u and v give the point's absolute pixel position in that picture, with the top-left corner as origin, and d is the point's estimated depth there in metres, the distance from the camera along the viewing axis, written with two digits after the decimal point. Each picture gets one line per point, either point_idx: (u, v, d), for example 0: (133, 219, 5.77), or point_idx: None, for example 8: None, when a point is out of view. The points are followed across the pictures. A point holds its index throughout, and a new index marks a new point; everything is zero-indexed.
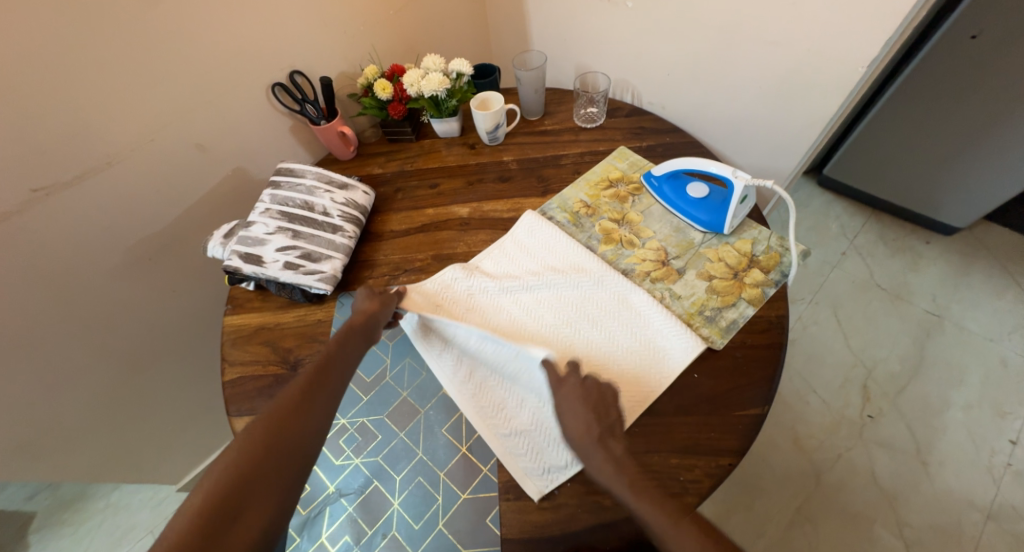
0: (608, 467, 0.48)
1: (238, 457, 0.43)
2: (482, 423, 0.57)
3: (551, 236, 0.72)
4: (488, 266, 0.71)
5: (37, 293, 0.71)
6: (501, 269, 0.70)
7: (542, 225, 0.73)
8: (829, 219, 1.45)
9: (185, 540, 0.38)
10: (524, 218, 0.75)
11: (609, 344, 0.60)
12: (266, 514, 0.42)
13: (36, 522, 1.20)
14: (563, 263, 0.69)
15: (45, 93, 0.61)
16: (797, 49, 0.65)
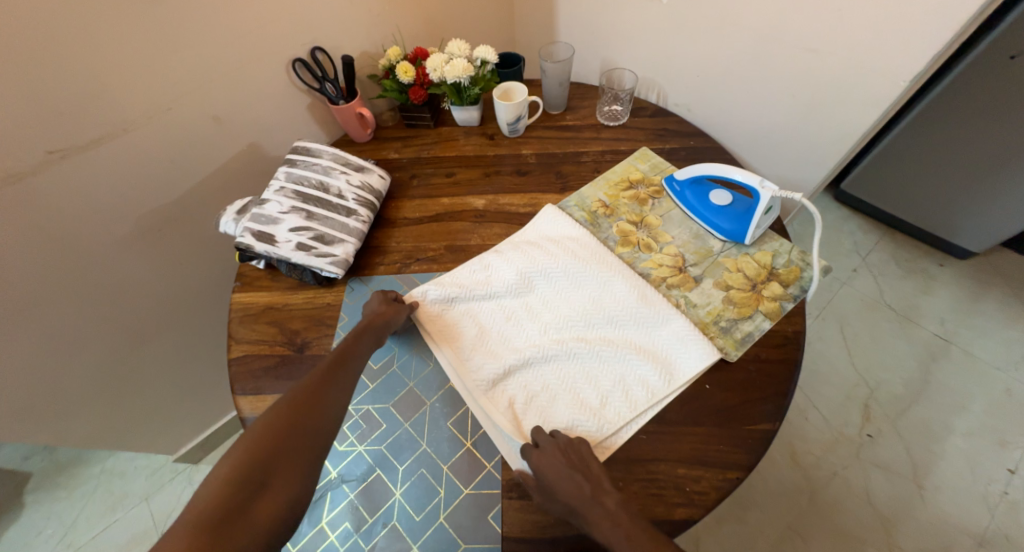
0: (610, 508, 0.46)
1: (259, 436, 0.44)
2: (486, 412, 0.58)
3: (571, 230, 0.71)
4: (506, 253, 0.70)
5: (46, 258, 0.71)
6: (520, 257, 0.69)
7: (562, 218, 0.72)
8: (843, 235, 1.43)
9: (205, 513, 0.38)
10: (545, 211, 0.73)
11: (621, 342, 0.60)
12: (285, 491, 0.42)
13: (33, 483, 1.21)
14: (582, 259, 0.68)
15: (63, 54, 0.60)
16: (836, 60, 0.63)
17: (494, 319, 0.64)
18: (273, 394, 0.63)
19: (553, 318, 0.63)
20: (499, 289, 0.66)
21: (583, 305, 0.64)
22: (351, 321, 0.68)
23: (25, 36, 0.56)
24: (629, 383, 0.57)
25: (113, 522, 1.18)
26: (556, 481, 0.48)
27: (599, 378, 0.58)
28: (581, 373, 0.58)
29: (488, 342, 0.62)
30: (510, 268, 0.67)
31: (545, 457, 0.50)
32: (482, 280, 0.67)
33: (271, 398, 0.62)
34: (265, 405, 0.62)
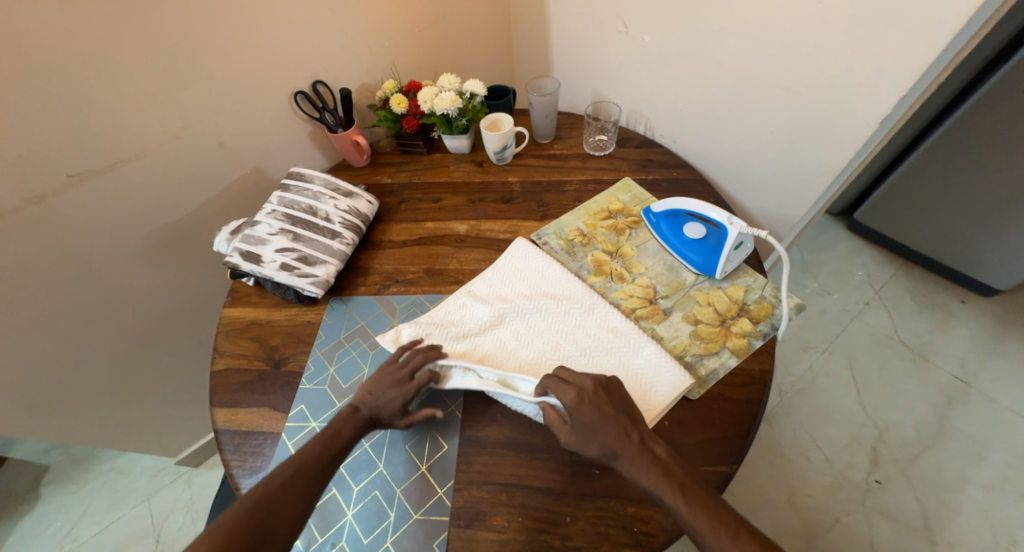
0: (661, 453, 0.49)
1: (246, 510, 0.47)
2: None
3: (542, 263, 0.71)
4: (480, 288, 0.71)
5: (64, 269, 0.77)
6: (493, 292, 0.70)
7: (533, 251, 0.73)
8: (856, 266, 1.38)
9: None
10: (516, 244, 0.74)
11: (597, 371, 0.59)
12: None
13: (48, 476, 1.29)
14: (555, 291, 0.68)
15: (85, 87, 0.67)
16: (812, 97, 0.63)
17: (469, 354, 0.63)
18: (246, 407, 0.65)
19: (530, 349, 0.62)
20: (473, 328, 0.65)
21: (560, 335, 0.63)
22: (327, 339, 0.70)
23: (53, 75, 0.63)
24: None
25: (115, 519, 1.23)
26: (599, 427, 0.50)
27: None
28: None
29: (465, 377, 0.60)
30: (483, 306, 0.67)
31: (589, 400, 0.52)
32: (456, 320, 0.67)
33: (244, 411, 0.65)
34: (237, 417, 0.64)
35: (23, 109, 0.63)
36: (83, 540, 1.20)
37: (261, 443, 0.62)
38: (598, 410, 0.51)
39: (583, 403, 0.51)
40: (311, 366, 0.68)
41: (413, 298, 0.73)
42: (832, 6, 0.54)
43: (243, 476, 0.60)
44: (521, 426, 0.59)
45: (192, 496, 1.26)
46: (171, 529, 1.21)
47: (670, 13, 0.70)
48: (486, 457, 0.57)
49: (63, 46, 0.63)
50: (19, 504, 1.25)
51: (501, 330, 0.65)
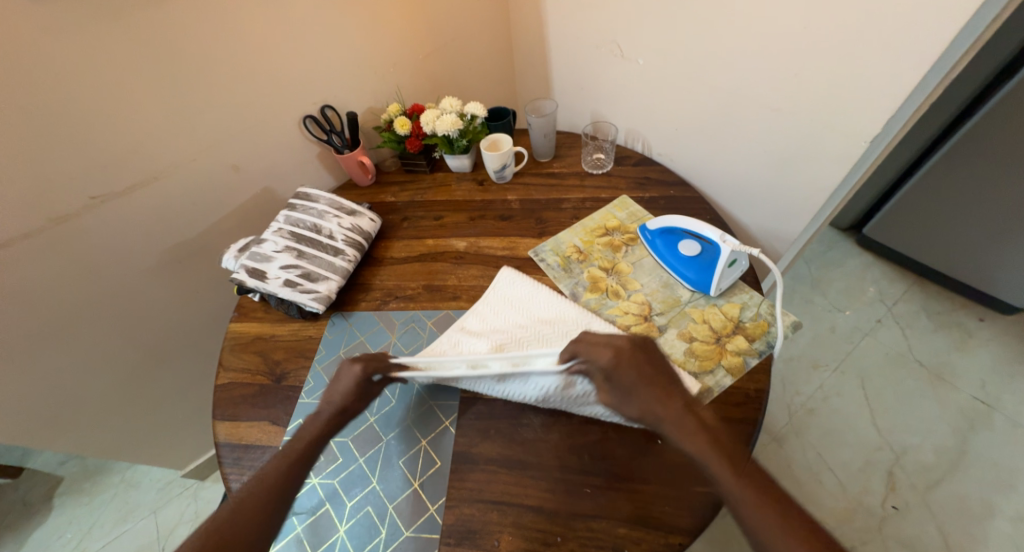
0: (710, 419, 0.50)
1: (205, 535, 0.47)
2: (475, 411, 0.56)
3: (529, 289, 0.70)
4: (472, 323, 0.68)
5: (82, 286, 0.81)
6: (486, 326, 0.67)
7: (519, 279, 0.72)
8: (867, 283, 1.35)
9: None
10: (501, 274, 0.74)
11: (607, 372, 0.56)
12: None
13: (63, 486, 1.32)
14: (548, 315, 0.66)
15: (106, 114, 0.71)
16: (802, 117, 0.63)
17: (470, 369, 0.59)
18: (247, 421, 0.67)
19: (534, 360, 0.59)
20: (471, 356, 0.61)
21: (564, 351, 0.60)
22: (327, 354, 0.72)
23: (79, 103, 0.68)
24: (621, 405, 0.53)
25: (123, 531, 1.25)
26: (638, 389, 0.52)
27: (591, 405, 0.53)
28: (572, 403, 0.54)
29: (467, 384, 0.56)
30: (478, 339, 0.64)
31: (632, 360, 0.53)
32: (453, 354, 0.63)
33: (244, 424, 0.66)
34: (238, 430, 0.66)
35: (51, 135, 0.68)
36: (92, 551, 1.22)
37: (259, 457, 0.63)
38: (636, 374, 0.52)
39: (617, 370, 0.53)
40: (310, 381, 0.69)
41: (411, 314, 0.74)
42: (817, 29, 0.55)
43: None
44: (513, 443, 0.59)
45: (198, 509, 1.27)
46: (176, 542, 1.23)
47: (663, 37, 0.72)
48: (478, 474, 0.57)
49: (88, 78, 0.67)
50: (34, 513, 1.28)
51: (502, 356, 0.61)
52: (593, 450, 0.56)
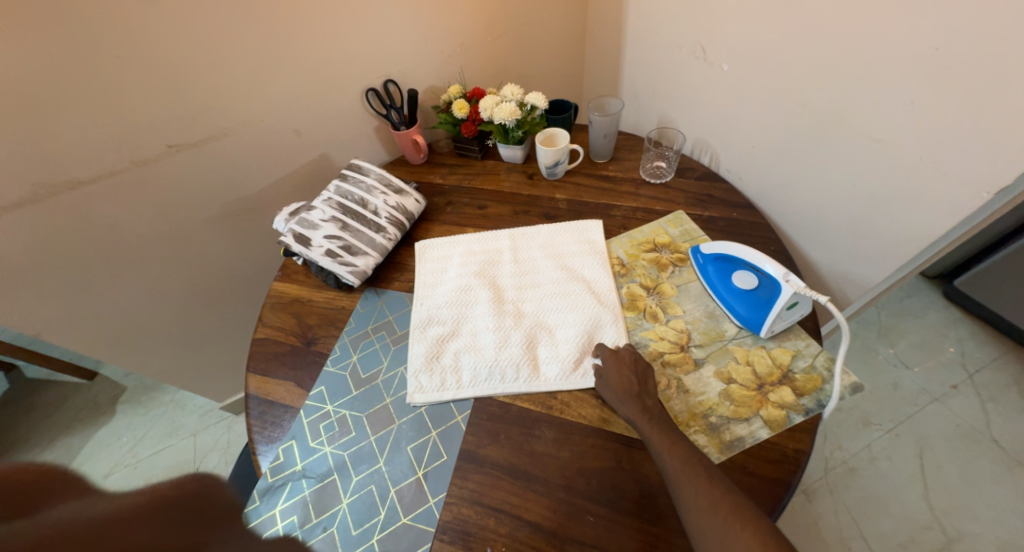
0: (651, 407, 0.53)
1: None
2: (476, 324, 0.67)
3: (441, 263, 0.77)
4: (428, 296, 0.72)
5: (156, 229, 0.86)
6: (440, 298, 0.71)
7: (434, 254, 0.78)
8: (947, 339, 1.25)
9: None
10: (421, 246, 0.80)
11: (552, 299, 0.69)
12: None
13: (125, 396, 1.47)
14: (486, 272, 0.74)
15: (193, 69, 0.74)
16: (908, 153, 0.56)
17: (459, 337, 0.66)
18: (276, 379, 0.68)
19: (544, 307, 0.68)
20: (460, 327, 0.67)
21: (531, 274, 0.73)
22: (356, 327, 0.72)
23: (172, 56, 0.71)
24: (574, 319, 0.66)
25: (166, 447, 1.37)
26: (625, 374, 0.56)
27: (557, 335, 0.65)
28: (546, 330, 0.65)
29: (478, 342, 0.65)
30: (445, 312, 0.69)
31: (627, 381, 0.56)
32: (438, 316, 0.69)
33: (273, 382, 0.67)
34: (266, 386, 0.67)
35: (142, 84, 0.71)
36: (140, 458, 1.35)
37: (282, 415, 0.64)
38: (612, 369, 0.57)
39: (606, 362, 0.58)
40: (337, 350, 0.70)
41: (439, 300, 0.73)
42: (953, 54, 0.47)
43: (261, 442, 0.62)
44: (521, 452, 0.56)
45: (230, 440, 1.38)
46: (208, 467, 1.33)
47: (758, 42, 0.66)
48: (481, 477, 0.54)
49: (181, 32, 0.70)
50: (98, 416, 1.43)
51: (473, 321, 0.68)
52: (603, 477, 0.53)
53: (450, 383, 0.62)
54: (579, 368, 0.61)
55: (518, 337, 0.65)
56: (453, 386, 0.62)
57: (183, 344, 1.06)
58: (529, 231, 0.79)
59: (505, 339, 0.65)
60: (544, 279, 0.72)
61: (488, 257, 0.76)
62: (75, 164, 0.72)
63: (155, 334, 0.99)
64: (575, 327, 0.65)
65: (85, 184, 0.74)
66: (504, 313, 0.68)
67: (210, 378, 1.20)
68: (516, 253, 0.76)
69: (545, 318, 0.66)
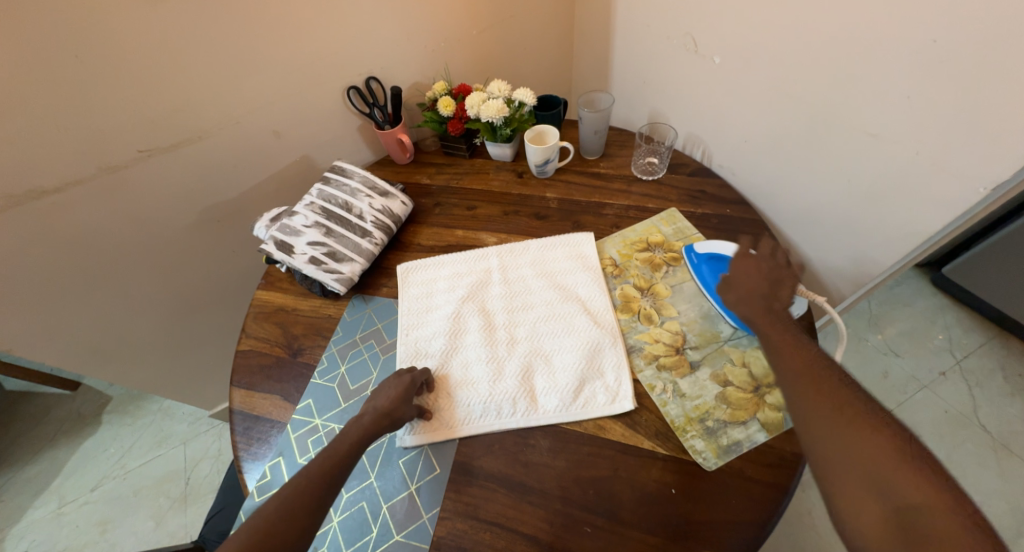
0: None
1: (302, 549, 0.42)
2: (467, 355, 0.63)
3: (425, 290, 0.72)
4: (414, 326, 0.68)
5: (131, 237, 0.82)
6: (427, 329, 0.67)
7: (416, 279, 0.73)
8: (936, 327, 1.26)
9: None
10: (402, 273, 0.75)
11: (546, 323, 0.65)
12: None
13: (110, 405, 1.44)
14: (475, 295, 0.70)
15: (161, 70, 0.70)
16: (904, 147, 0.54)
17: (450, 371, 0.62)
18: (262, 392, 0.66)
19: (539, 332, 0.64)
20: (449, 359, 0.63)
21: (522, 296, 0.69)
22: (344, 336, 0.70)
23: (138, 55, 0.67)
24: (573, 345, 0.62)
25: (155, 457, 1.34)
26: None
27: (556, 363, 0.61)
28: (543, 359, 0.61)
29: (471, 374, 0.61)
30: (433, 343, 0.65)
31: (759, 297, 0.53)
32: (425, 349, 0.65)
33: (258, 396, 0.65)
34: (252, 401, 0.65)
35: (107, 87, 0.67)
36: (128, 469, 1.32)
37: (268, 430, 0.62)
38: None
39: None
40: (325, 361, 0.68)
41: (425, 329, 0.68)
42: (952, 47, 0.46)
43: (247, 459, 0.60)
44: (516, 462, 0.54)
45: (221, 448, 1.35)
46: (199, 475, 1.30)
47: (750, 34, 0.64)
48: (476, 490, 0.53)
49: (144, 30, 0.66)
50: (84, 427, 1.40)
51: (464, 351, 0.63)
52: (599, 486, 0.51)
53: (443, 422, 0.58)
54: (581, 398, 0.58)
55: (514, 369, 0.61)
56: (448, 426, 0.58)
57: (167, 353, 1.03)
58: (517, 248, 0.75)
59: (500, 372, 0.61)
60: (537, 300, 0.68)
61: (476, 279, 0.72)
62: (39, 172, 0.68)
63: (137, 344, 0.96)
64: (574, 352, 0.61)
65: (52, 193, 0.71)
66: (497, 342, 0.64)
67: (197, 386, 1.17)
68: (505, 273, 0.72)
69: (541, 344, 0.63)
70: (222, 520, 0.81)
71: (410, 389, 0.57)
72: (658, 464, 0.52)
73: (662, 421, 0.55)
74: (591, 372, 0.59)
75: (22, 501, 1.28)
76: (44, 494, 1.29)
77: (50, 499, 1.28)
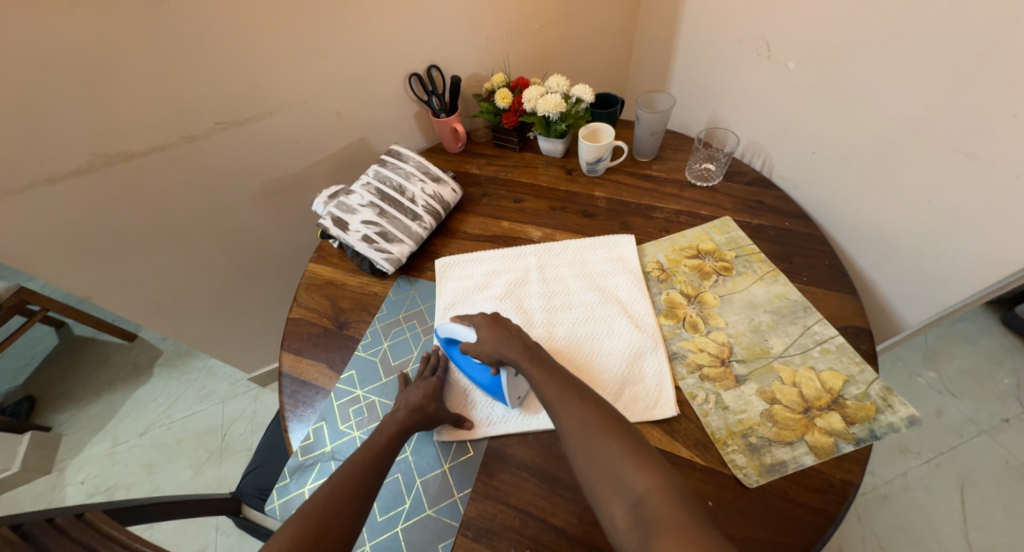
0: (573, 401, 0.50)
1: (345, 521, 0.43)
2: None
3: (460, 285, 0.72)
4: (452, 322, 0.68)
5: (201, 203, 0.88)
6: None
7: (452, 273, 0.74)
8: (1001, 370, 1.17)
9: None
10: (439, 267, 0.75)
11: (583, 325, 0.64)
12: None
13: (161, 358, 1.54)
14: (511, 293, 0.70)
15: (245, 47, 0.74)
16: (1002, 170, 0.50)
17: None
18: (309, 359, 0.69)
19: (578, 332, 0.64)
20: None
21: (560, 295, 0.69)
22: (388, 314, 0.72)
23: (227, 32, 0.71)
24: (612, 348, 0.61)
25: (197, 411, 1.43)
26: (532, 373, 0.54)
27: (595, 365, 0.60)
28: (580, 360, 0.61)
29: None
30: None
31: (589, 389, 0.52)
32: None
33: (306, 362, 0.68)
34: (299, 366, 0.68)
35: (195, 61, 0.72)
36: (173, 420, 1.41)
37: (313, 396, 0.65)
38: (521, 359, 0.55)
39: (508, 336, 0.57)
40: (368, 336, 0.70)
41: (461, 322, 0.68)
42: None
43: (292, 421, 0.63)
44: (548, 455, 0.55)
45: (257, 411, 1.42)
46: (235, 434, 1.38)
47: (834, 39, 0.61)
48: (508, 477, 0.54)
49: (234, 8, 0.70)
50: (138, 376, 1.51)
51: None
52: None
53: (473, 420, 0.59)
54: (621, 402, 0.57)
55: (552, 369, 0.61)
56: (480, 423, 0.58)
57: (219, 315, 1.09)
58: (557, 247, 0.75)
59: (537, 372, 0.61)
60: (576, 301, 0.68)
61: (514, 277, 0.72)
62: (129, 136, 0.74)
63: (194, 304, 1.02)
64: (613, 356, 0.61)
65: (137, 156, 0.76)
66: (534, 340, 0.64)
67: (243, 348, 1.24)
68: (543, 272, 0.72)
69: (579, 346, 0.62)
70: (258, 478, 0.86)
71: (439, 389, 0.59)
72: (696, 474, 0.51)
73: (701, 431, 0.54)
74: (630, 378, 0.59)
75: (80, 437, 1.39)
76: (99, 433, 1.40)
77: (103, 438, 1.39)
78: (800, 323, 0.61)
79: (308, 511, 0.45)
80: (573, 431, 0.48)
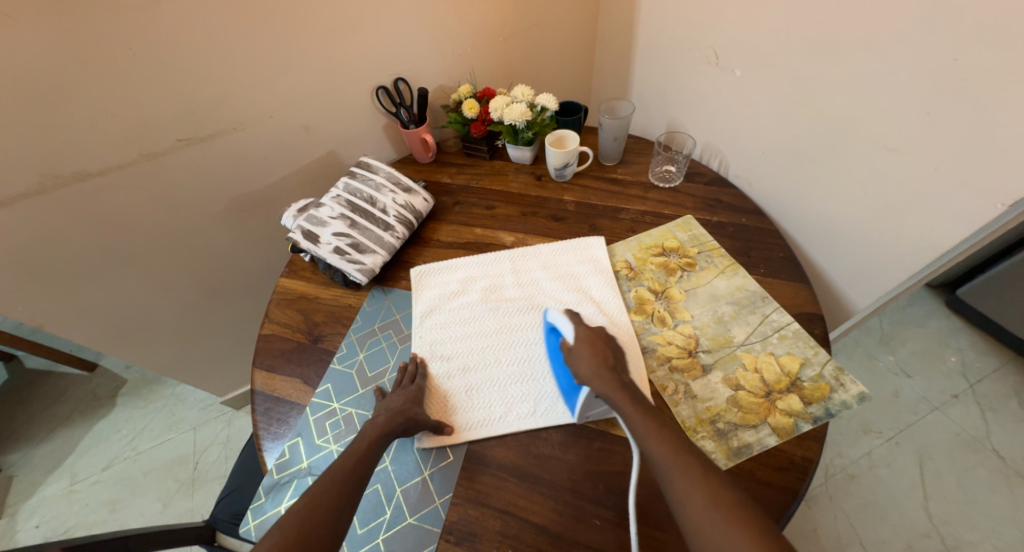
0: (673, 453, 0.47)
1: None
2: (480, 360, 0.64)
3: (438, 294, 0.73)
4: (430, 330, 0.69)
5: (163, 222, 0.86)
6: (443, 333, 0.68)
7: (428, 282, 0.75)
8: (948, 349, 1.25)
9: None
10: (414, 276, 0.76)
11: None
12: None
13: (124, 388, 1.47)
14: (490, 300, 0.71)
15: (206, 63, 0.74)
16: (925, 162, 0.55)
17: (462, 376, 0.63)
18: (282, 376, 0.68)
19: None
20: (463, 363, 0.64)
21: (536, 298, 0.70)
22: (363, 325, 0.72)
23: (187, 48, 0.71)
24: None
25: (165, 440, 1.37)
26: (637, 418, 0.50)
27: None
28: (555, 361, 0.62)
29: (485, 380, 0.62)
30: (448, 349, 0.66)
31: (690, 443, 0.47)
32: (439, 352, 0.66)
33: (279, 379, 0.67)
34: (273, 383, 0.67)
35: (154, 78, 0.71)
36: (139, 451, 1.35)
37: (288, 412, 0.64)
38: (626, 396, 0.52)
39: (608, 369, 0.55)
40: (344, 348, 0.70)
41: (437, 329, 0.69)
42: (973, 63, 0.48)
43: (267, 438, 0.62)
44: (527, 454, 0.56)
45: (230, 435, 1.37)
46: (207, 461, 1.33)
47: (774, 48, 0.66)
48: (488, 478, 0.54)
49: (193, 24, 0.69)
50: (99, 407, 1.44)
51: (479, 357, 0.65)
52: (610, 481, 0.53)
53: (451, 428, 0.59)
54: None
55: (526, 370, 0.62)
56: (459, 430, 0.59)
57: (185, 337, 1.06)
58: (529, 252, 0.77)
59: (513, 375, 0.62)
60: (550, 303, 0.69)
61: (489, 282, 0.73)
62: (85, 156, 0.72)
63: (159, 327, 0.99)
64: None
65: (94, 175, 0.74)
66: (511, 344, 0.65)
67: (213, 371, 1.20)
68: (517, 276, 0.74)
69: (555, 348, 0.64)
70: (233, 502, 0.83)
71: (421, 396, 0.60)
72: None
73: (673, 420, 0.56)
74: None
75: (36, 477, 1.31)
76: (57, 470, 1.32)
77: (62, 476, 1.31)
78: (759, 312, 0.65)
79: (287, 524, 0.45)
80: (679, 496, 0.44)
